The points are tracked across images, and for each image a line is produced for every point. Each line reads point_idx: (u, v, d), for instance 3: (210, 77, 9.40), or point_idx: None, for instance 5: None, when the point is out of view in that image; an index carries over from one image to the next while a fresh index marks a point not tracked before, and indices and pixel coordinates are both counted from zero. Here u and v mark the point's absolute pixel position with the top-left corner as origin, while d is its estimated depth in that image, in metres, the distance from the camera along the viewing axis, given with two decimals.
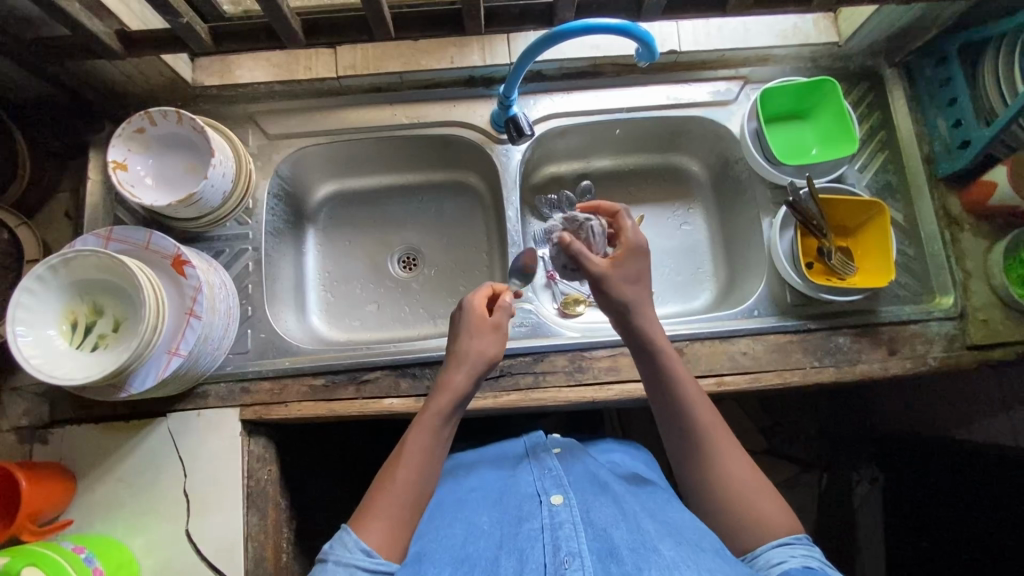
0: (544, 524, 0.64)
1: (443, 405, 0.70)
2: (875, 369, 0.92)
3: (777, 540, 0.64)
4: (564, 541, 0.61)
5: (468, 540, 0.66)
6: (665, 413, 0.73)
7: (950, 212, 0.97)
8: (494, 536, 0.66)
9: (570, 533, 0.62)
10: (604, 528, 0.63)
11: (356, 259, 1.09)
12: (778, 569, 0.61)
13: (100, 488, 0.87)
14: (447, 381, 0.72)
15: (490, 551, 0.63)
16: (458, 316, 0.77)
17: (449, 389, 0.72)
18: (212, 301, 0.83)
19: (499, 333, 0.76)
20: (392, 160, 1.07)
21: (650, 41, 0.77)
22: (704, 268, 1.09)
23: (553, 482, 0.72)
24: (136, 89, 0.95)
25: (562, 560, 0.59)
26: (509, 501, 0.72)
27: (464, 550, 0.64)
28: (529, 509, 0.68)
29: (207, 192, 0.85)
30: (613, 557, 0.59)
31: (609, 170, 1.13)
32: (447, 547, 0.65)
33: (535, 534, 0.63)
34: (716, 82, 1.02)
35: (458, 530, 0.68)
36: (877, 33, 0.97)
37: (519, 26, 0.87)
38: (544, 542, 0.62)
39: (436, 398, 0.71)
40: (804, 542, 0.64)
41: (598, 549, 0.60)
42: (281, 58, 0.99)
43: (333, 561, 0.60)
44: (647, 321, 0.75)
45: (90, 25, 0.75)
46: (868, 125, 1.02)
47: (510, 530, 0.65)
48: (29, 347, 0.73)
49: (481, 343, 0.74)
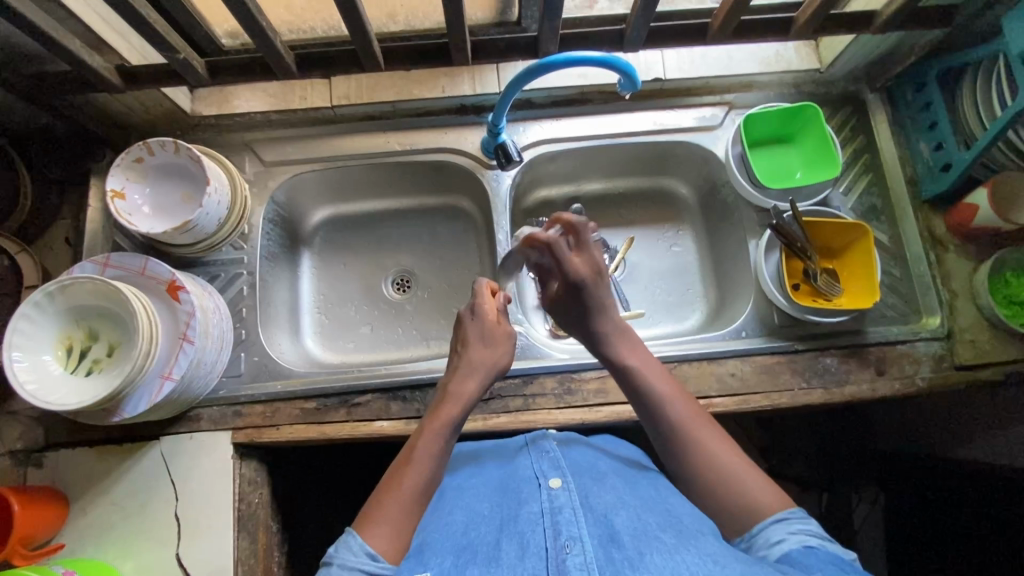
0: (544, 508, 0.63)
1: (454, 412, 0.73)
2: (863, 390, 0.92)
3: (772, 517, 0.63)
4: (565, 526, 0.59)
5: (468, 526, 0.64)
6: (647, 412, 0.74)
7: (935, 233, 0.98)
8: (495, 521, 0.64)
9: (571, 518, 0.60)
10: (604, 514, 0.62)
11: (350, 281, 1.11)
12: (779, 550, 0.59)
13: (92, 511, 0.87)
14: (460, 387, 0.76)
15: (491, 536, 0.61)
16: (467, 327, 0.83)
17: (462, 394, 0.75)
18: (205, 325, 0.85)
19: (508, 342, 0.82)
20: (386, 185, 1.09)
21: (632, 72, 0.80)
22: (694, 289, 1.10)
23: (551, 466, 0.72)
24: (136, 119, 0.98)
25: (563, 544, 0.57)
26: (510, 487, 0.70)
27: (466, 537, 0.62)
28: (529, 492, 0.67)
29: (202, 219, 0.88)
30: (614, 542, 0.58)
31: (599, 193, 1.15)
32: (448, 534, 0.63)
33: (535, 518, 0.62)
34: (702, 108, 1.04)
35: (460, 516, 0.66)
36: (858, 59, 1.00)
37: (506, 58, 0.90)
38: (545, 526, 0.60)
39: (451, 402, 0.74)
40: (799, 516, 0.62)
41: (598, 535, 0.59)
42: (277, 89, 1.02)
43: (338, 565, 0.58)
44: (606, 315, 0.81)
45: (91, 61, 0.78)
46: (851, 148, 1.03)
47: (510, 514, 0.64)
48: (24, 372, 0.75)
49: (491, 352, 0.80)
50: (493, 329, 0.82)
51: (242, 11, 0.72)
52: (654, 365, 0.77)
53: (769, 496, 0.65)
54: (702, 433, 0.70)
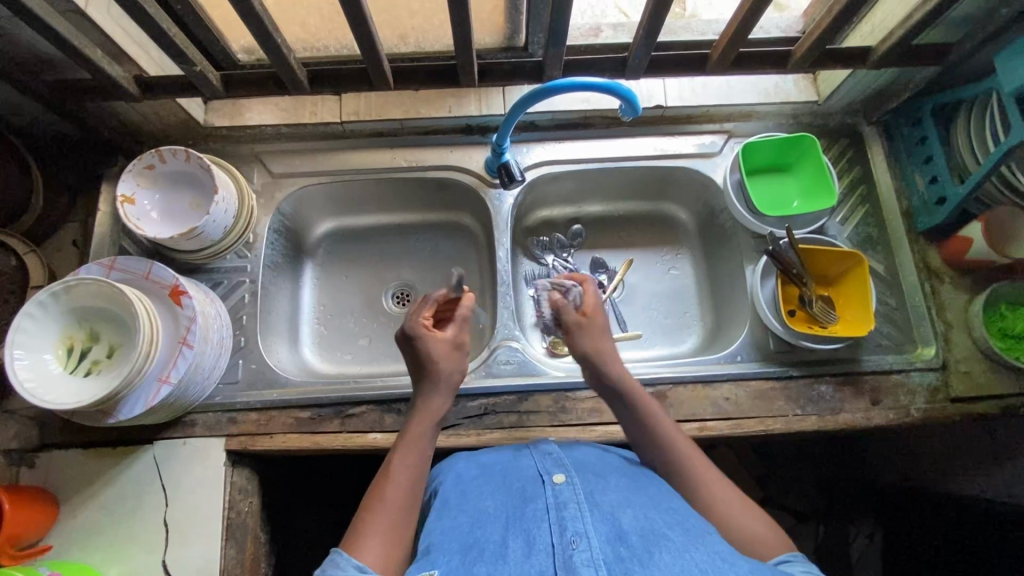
0: (550, 504, 0.63)
1: (424, 427, 0.73)
2: (858, 418, 0.92)
3: (776, 559, 0.64)
4: (570, 522, 0.59)
5: (474, 524, 0.62)
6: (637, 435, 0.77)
7: (930, 264, 1.00)
8: (500, 518, 0.63)
9: (576, 514, 0.60)
10: (609, 511, 0.62)
11: (351, 293, 1.12)
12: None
13: (82, 514, 0.87)
14: (425, 404, 0.75)
15: (497, 534, 0.60)
16: (410, 346, 0.78)
17: (428, 412, 0.75)
18: (206, 330, 0.86)
19: (461, 351, 0.79)
20: (391, 201, 1.12)
21: (633, 98, 0.82)
22: (691, 313, 1.10)
23: (554, 464, 0.72)
24: (150, 127, 1.00)
25: (569, 540, 0.57)
26: (512, 483, 0.70)
27: (472, 535, 0.61)
28: (533, 489, 0.66)
29: (208, 226, 0.89)
30: (621, 539, 0.57)
31: (599, 215, 1.17)
32: (453, 534, 0.62)
33: (541, 515, 0.61)
34: (702, 135, 1.07)
35: (464, 517, 0.64)
36: (855, 93, 1.02)
37: (511, 81, 0.93)
38: (551, 523, 0.60)
39: (417, 423, 0.73)
40: (800, 559, 0.63)
41: (605, 531, 0.58)
42: (288, 103, 1.05)
43: None
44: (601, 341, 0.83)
45: (111, 70, 0.81)
46: (848, 179, 1.05)
47: (514, 511, 0.63)
48: (23, 370, 0.75)
49: (449, 362, 0.77)
50: (443, 344, 0.77)
51: (258, 26, 0.75)
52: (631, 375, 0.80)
53: None
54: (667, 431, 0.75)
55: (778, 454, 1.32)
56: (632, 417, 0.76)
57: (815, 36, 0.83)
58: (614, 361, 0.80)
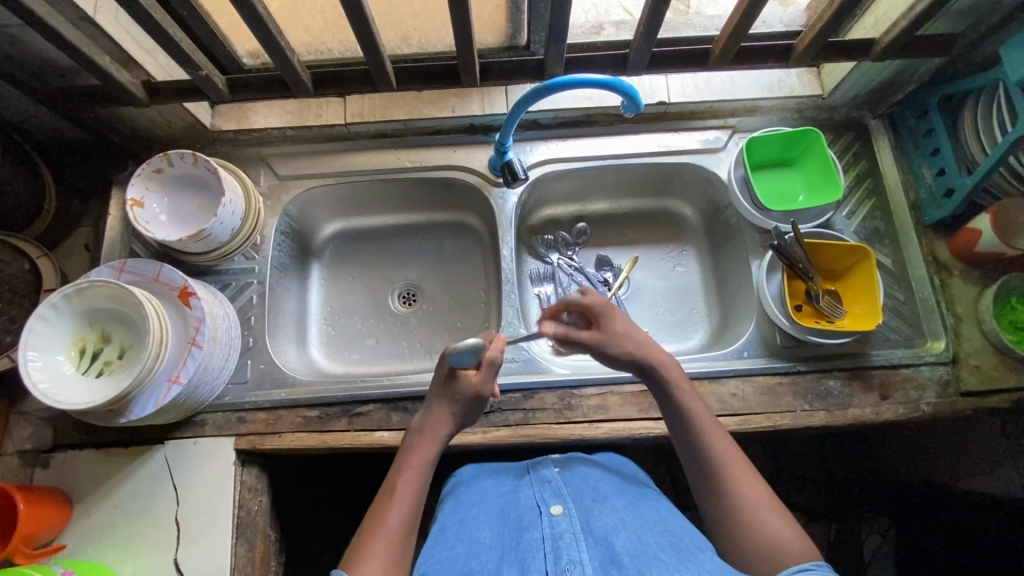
0: (545, 534, 0.63)
1: (429, 454, 0.73)
2: (867, 413, 0.91)
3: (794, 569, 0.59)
4: (566, 551, 0.60)
5: (469, 554, 0.63)
6: (678, 429, 0.73)
7: (938, 257, 0.99)
8: (497, 548, 0.63)
9: (571, 542, 0.61)
10: (603, 536, 0.62)
11: (358, 294, 1.13)
12: None
13: (95, 513, 0.88)
14: (432, 428, 0.75)
15: (492, 563, 0.61)
16: (439, 369, 0.77)
17: (433, 437, 0.74)
18: (214, 331, 0.87)
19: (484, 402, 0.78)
20: (396, 201, 1.12)
21: (634, 94, 0.81)
22: (698, 309, 1.10)
23: (551, 493, 0.72)
24: (158, 131, 1.02)
25: (563, 568, 0.57)
26: (510, 513, 0.70)
27: (467, 565, 0.62)
28: (529, 520, 0.67)
29: (216, 228, 0.91)
30: (614, 564, 0.58)
31: (604, 213, 1.17)
32: (449, 564, 0.62)
33: (536, 545, 0.62)
34: (706, 131, 1.06)
35: (459, 547, 0.65)
36: (860, 85, 1.02)
37: (513, 79, 0.93)
38: (545, 552, 0.60)
39: (430, 424, 0.75)
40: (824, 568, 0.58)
41: (599, 557, 0.59)
42: (294, 106, 1.06)
43: None
44: (628, 324, 0.78)
45: (119, 77, 0.83)
46: (854, 173, 1.04)
47: (511, 542, 0.64)
48: (38, 372, 0.77)
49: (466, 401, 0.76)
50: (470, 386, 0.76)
51: (263, 32, 0.76)
52: (670, 357, 0.77)
53: (763, 513, 0.65)
54: (697, 414, 0.73)
55: (789, 452, 1.31)
56: (672, 405, 0.74)
57: (816, 30, 0.83)
58: (645, 346, 0.77)
